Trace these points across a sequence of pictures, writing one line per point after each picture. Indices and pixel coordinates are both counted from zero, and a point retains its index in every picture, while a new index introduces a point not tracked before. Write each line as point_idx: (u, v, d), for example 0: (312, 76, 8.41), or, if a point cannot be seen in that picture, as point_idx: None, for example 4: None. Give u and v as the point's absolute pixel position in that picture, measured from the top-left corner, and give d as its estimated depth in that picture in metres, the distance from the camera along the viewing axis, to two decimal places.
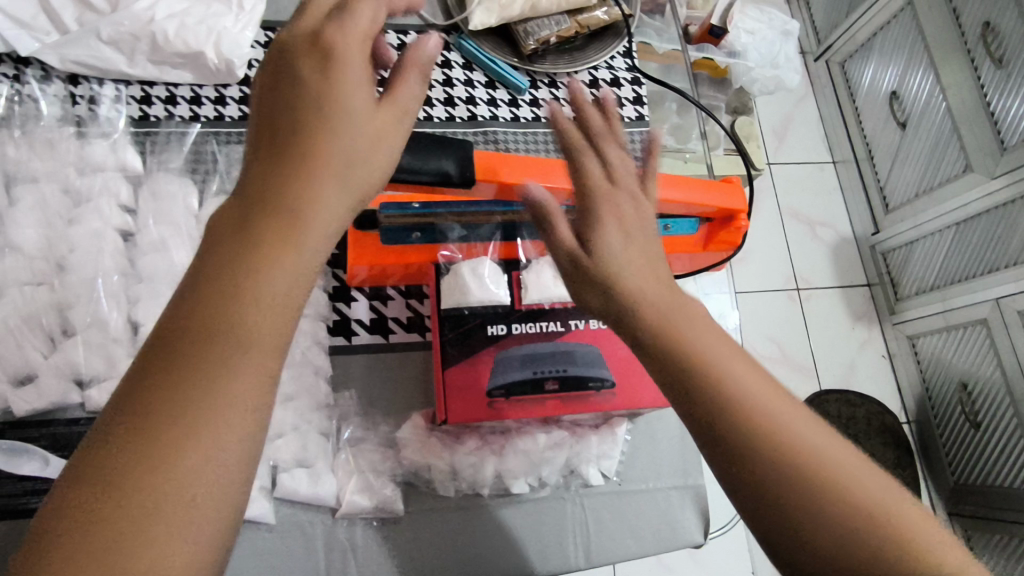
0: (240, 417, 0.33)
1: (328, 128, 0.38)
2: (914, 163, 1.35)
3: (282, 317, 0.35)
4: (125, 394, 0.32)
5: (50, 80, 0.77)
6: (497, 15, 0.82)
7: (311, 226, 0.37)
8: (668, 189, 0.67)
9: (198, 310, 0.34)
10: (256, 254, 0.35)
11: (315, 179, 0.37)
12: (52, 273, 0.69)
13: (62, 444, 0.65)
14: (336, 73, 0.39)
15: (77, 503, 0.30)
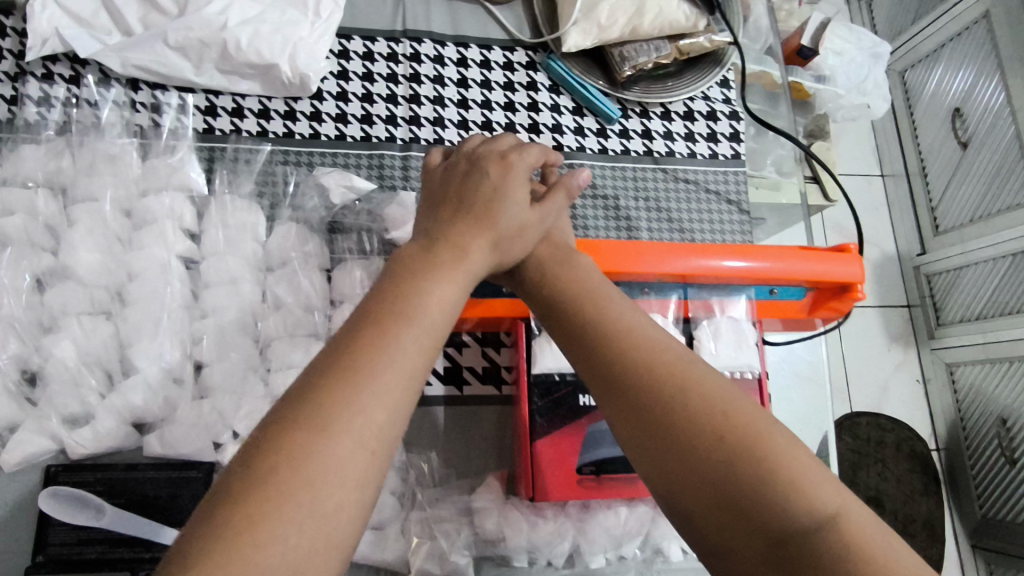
0: (380, 415, 0.37)
1: (500, 208, 0.48)
2: (973, 184, 1.27)
3: (431, 335, 0.41)
4: (315, 369, 0.38)
5: (109, 84, 0.71)
6: (595, 37, 0.75)
7: (460, 264, 0.44)
8: (762, 259, 0.64)
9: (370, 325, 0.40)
10: (417, 277, 0.42)
11: (482, 241, 0.46)
12: (111, 304, 0.65)
13: (118, 490, 0.61)
14: (510, 175, 0.51)
15: (246, 471, 0.34)
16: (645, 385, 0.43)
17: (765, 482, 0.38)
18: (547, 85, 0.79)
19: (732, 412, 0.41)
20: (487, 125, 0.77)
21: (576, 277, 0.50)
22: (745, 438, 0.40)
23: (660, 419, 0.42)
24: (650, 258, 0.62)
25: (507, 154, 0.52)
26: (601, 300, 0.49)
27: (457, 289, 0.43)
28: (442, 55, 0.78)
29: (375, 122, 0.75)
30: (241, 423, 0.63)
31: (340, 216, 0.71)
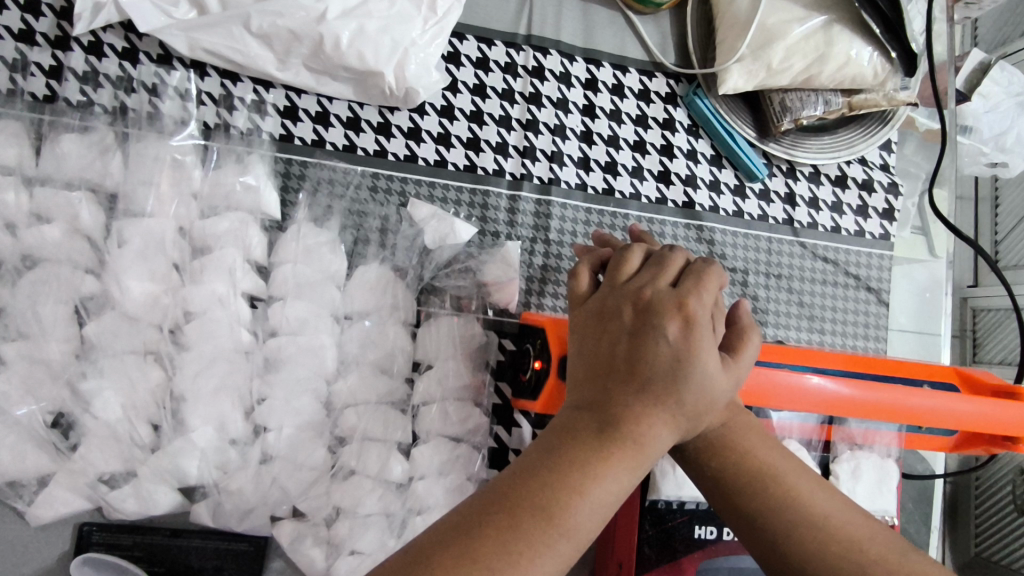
0: None
1: (683, 384, 0.39)
2: None
3: (575, 532, 0.36)
4: (449, 530, 0.35)
5: (171, 65, 0.58)
6: (759, 81, 0.62)
7: (622, 458, 0.38)
8: (941, 399, 0.54)
9: (523, 503, 0.36)
10: (577, 464, 0.37)
11: (656, 424, 0.39)
12: (163, 346, 0.55)
13: (158, 559, 0.54)
14: (699, 340, 0.40)
15: None
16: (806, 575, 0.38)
17: None
18: (685, 124, 0.67)
19: None
20: (611, 167, 0.65)
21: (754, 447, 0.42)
22: None
23: None
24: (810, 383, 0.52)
25: (686, 298, 0.42)
26: (766, 463, 0.42)
27: (622, 475, 0.38)
28: (570, 73, 0.65)
29: (483, 149, 0.63)
30: (304, 499, 0.56)
31: (438, 278, 0.60)
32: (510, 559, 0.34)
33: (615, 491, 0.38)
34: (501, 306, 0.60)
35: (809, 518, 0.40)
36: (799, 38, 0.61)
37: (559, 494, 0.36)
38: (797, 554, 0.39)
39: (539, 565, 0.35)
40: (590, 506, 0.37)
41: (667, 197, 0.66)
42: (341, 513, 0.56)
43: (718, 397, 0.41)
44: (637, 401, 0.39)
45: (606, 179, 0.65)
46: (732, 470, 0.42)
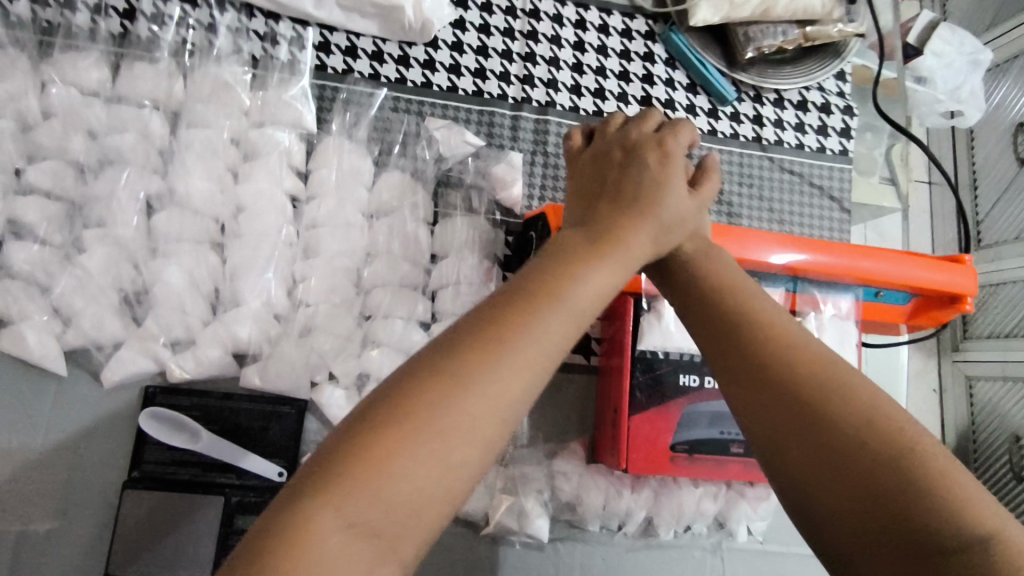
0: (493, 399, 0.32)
1: (661, 199, 0.46)
2: None
3: (571, 321, 0.36)
4: (455, 330, 0.34)
5: (225, 8, 0.69)
6: (724, 14, 0.72)
7: (609, 260, 0.41)
8: (890, 264, 0.62)
9: (518, 294, 0.36)
10: (570, 265, 0.38)
11: (639, 233, 0.44)
12: (219, 234, 0.63)
13: (213, 417, 0.62)
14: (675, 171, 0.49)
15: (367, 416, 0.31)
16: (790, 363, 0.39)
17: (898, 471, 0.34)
18: (663, 57, 0.77)
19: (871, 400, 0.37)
20: (599, 93, 0.75)
21: (723, 271, 0.46)
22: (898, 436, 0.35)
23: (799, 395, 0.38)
24: (778, 241, 0.61)
25: (664, 139, 0.51)
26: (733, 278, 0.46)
27: (608, 278, 0.40)
28: (562, 15, 0.75)
29: (489, 77, 0.73)
30: (341, 369, 0.64)
31: (454, 170, 0.69)
32: (507, 337, 0.33)
33: (605, 287, 0.39)
34: (506, 206, 0.69)
35: (797, 345, 0.40)
36: None
37: (556, 282, 0.37)
38: (783, 374, 0.39)
39: (534, 341, 0.34)
40: (585, 295, 0.37)
41: None
42: (370, 380, 0.64)
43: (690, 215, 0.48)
44: (623, 214, 0.44)
45: (596, 104, 0.75)
46: (707, 286, 0.45)
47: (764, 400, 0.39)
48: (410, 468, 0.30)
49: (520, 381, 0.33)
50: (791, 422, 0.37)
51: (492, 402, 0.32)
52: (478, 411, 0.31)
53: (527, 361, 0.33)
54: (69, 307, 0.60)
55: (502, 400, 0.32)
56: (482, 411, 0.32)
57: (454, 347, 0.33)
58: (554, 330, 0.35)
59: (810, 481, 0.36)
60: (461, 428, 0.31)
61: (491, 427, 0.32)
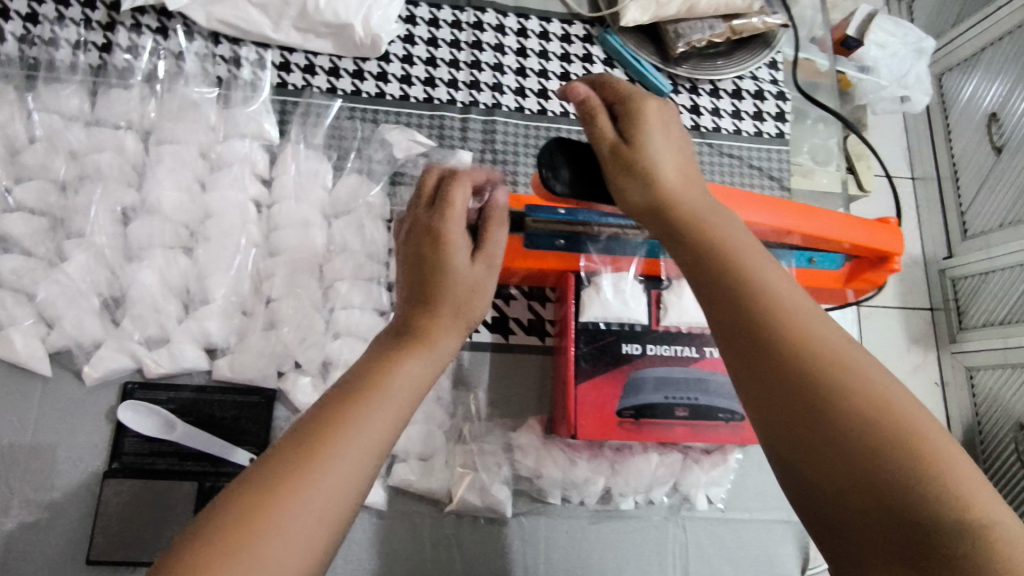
0: (330, 480, 0.39)
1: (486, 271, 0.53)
2: (1003, 192, 1.10)
3: (399, 404, 0.44)
4: (297, 432, 0.41)
5: (193, 37, 0.75)
6: (652, 13, 0.78)
7: (434, 342, 0.48)
8: (818, 222, 0.65)
9: (351, 395, 0.43)
10: (393, 356, 0.46)
11: (464, 314, 0.50)
12: (189, 239, 0.69)
13: (188, 409, 0.66)
14: (636, 151, 0.49)
15: (222, 513, 0.37)
16: (781, 342, 0.39)
17: (893, 451, 0.34)
18: (601, 58, 0.82)
19: (863, 382, 0.36)
20: (543, 93, 0.80)
21: (712, 235, 0.45)
22: (897, 416, 0.35)
23: (790, 375, 0.37)
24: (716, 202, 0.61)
25: (605, 138, 0.50)
26: (729, 242, 0.44)
27: (431, 363, 0.47)
28: (504, 25, 0.82)
29: (437, 85, 0.78)
30: (306, 358, 0.68)
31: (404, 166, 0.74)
32: (341, 426, 0.41)
33: (427, 372, 0.46)
34: None
35: (786, 322, 0.39)
36: None
37: (380, 376, 0.44)
38: (772, 354, 0.38)
39: (363, 426, 0.41)
40: (407, 379, 0.45)
41: None
42: (334, 367, 0.68)
43: (675, 180, 0.48)
44: (448, 290, 0.49)
45: (540, 103, 0.80)
46: (697, 253, 0.44)
47: (757, 381, 0.39)
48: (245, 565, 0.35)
49: (351, 474, 0.40)
50: (783, 406, 0.37)
51: (331, 495, 0.39)
52: (314, 494, 0.38)
53: (357, 458, 0.40)
54: (53, 312, 0.65)
55: (338, 478, 0.39)
56: (313, 504, 0.38)
57: (298, 444, 0.40)
58: (381, 415, 0.42)
59: (809, 461, 0.35)
60: (298, 521, 0.37)
61: (323, 516, 0.38)
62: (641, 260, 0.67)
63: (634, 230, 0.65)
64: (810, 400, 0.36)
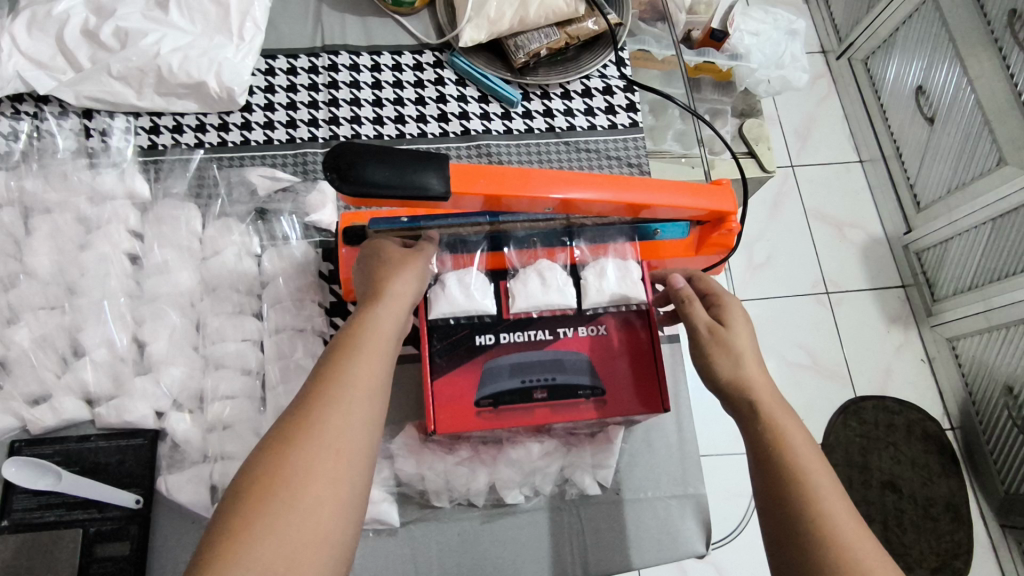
0: (337, 422, 0.46)
1: (418, 252, 0.61)
2: (945, 159, 1.22)
3: (377, 353, 0.51)
4: (297, 398, 0.47)
5: (67, 116, 0.81)
6: (487, 30, 0.83)
7: (394, 302, 0.55)
8: (651, 193, 0.66)
9: (333, 362, 0.49)
10: (365, 318, 0.53)
11: (407, 281, 0.58)
12: (64, 297, 0.72)
13: (73, 459, 0.67)
14: (725, 331, 0.58)
15: (252, 477, 0.43)
16: (777, 464, 0.50)
17: (822, 550, 0.45)
18: (453, 79, 0.88)
19: (812, 497, 0.48)
20: (400, 119, 0.85)
21: (762, 378, 0.55)
22: (835, 525, 0.46)
23: (772, 493, 0.49)
24: (543, 186, 0.62)
25: (689, 294, 0.62)
26: (760, 386, 0.55)
27: (395, 321, 0.54)
28: (358, 63, 0.87)
29: (299, 125, 0.83)
30: (185, 395, 0.70)
31: (269, 203, 0.79)
32: (335, 380, 0.48)
33: (393, 327, 0.54)
34: (321, 226, 0.77)
35: (795, 462, 0.50)
36: None
37: (356, 335, 0.51)
38: (775, 479, 0.49)
39: (352, 375, 0.48)
40: (380, 333, 0.52)
41: (448, 131, 0.85)
42: (210, 399, 0.70)
43: (748, 351, 0.57)
44: (397, 269, 0.58)
45: (398, 128, 0.84)
46: (733, 401, 0.55)
47: (766, 505, 0.50)
48: (282, 504, 0.41)
49: (352, 417, 0.46)
50: (777, 520, 0.48)
51: (341, 440, 0.45)
52: (326, 438, 0.45)
53: (354, 406, 0.47)
54: None
55: (346, 420, 0.46)
56: (328, 451, 0.44)
57: (299, 407, 0.46)
58: (361, 364, 0.49)
59: (773, 550, 0.48)
60: (319, 465, 0.43)
61: (335, 461, 0.44)
62: (484, 254, 0.70)
63: (470, 227, 0.69)
64: (779, 509, 0.48)
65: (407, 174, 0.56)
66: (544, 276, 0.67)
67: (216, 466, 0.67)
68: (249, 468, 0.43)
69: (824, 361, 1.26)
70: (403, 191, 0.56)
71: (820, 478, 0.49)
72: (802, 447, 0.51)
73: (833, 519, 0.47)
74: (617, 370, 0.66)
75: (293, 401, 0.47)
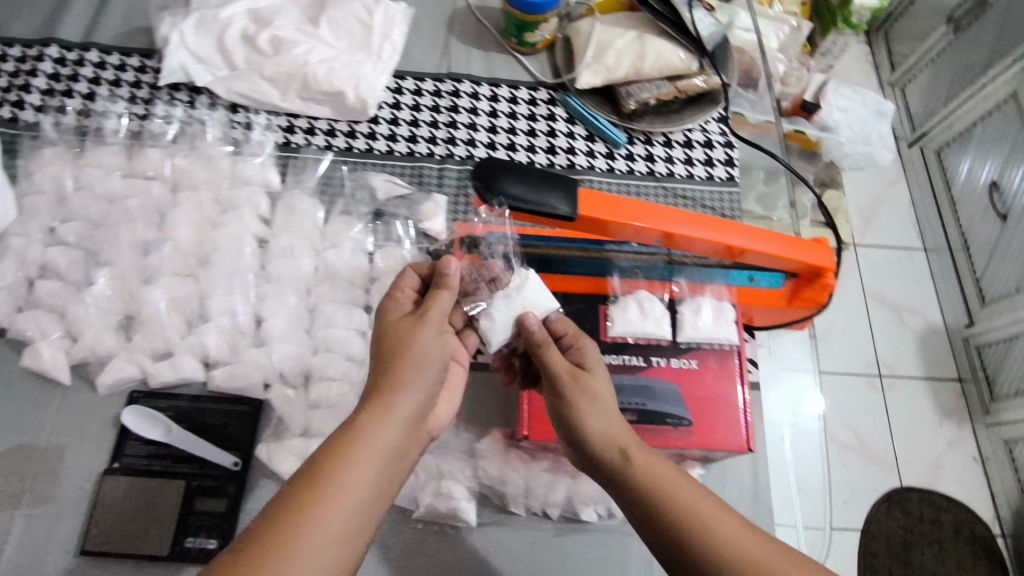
0: (324, 523, 0.44)
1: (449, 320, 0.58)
2: (1017, 258, 1.15)
3: (384, 445, 0.49)
4: (295, 481, 0.46)
5: (216, 107, 0.89)
6: (603, 76, 0.90)
7: (415, 383, 0.52)
8: (754, 239, 0.69)
9: (334, 455, 0.47)
10: (380, 399, 0.51)
11: (434, 357, 0.55)
12: (196, 267, 0.79)
13: (183, 416, 0.72)
14: (583, 372, 0.59)
15: (234, 559, 0.42)
16: (652, 503, 0.51)
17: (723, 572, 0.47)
18: (564, 117, 0.94)
19: (695, 522, 0.49)
20: (511, 147, 0.91)
21: (618, 419, 0.57)
22: (729, 543, 0.48)
23: (663, 537, 0.50)
24: (658, 219, 0.66)
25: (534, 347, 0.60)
26: (618, 429, 0.56)
27: (410, 405, 0.52)
28: (478, 92, 0.94)
29: (419, 141, 0.90)
30: (292, 371, 0.75)
31: (387, 207, 0.84)
32: (336, 469, 0.46)
33: (409, 412, 0.51)
34: (431, 233, 0.82)
35: (665, 497, 0.51)
36: (623, 46, 0.89)
37: (366, 421, 0.50)
38: (656, 522, 0.51)
39: (352, 469, 0.47)
40: (393, 421, 0.50)
41: (554, 162, 0.90)
42: (315, 379, 0.75)
43: (602, 392, 0.58)
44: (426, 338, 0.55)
45: (509, 155, 0.90)
46: (597, 453, 0.56)
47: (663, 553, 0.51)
48: None
49: (342, 517, 0.45)
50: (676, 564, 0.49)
51: (326, 540, 0.44)
52: (312, 535, 0.43)
53: (343, 505, 0.45)
54: (77, 328, 0.75)
55: (334, 517, 0.45)
56: (310, 552, 0.43)
57: (296, 494, 0.45)
58: (365, 460, 0.48)
59: None
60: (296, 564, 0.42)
61: (319, 560, 0.43)
62: (588, 279, 0.73)
63: (581, 251, 0.73)
64: (680, 555, 0.49)
65: (540, 194, 0.61)
66: (644, 305, 0.71)
67: (313, 442, 0.71)
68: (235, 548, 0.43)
69: (872, 445, 1.15)
70: (537, 208, 0.61)
71: (695, 499, 0.51)
72: (670, 471, 0.53)
73: (723, 536, 0.48)
74: (705, 404, 0.69)
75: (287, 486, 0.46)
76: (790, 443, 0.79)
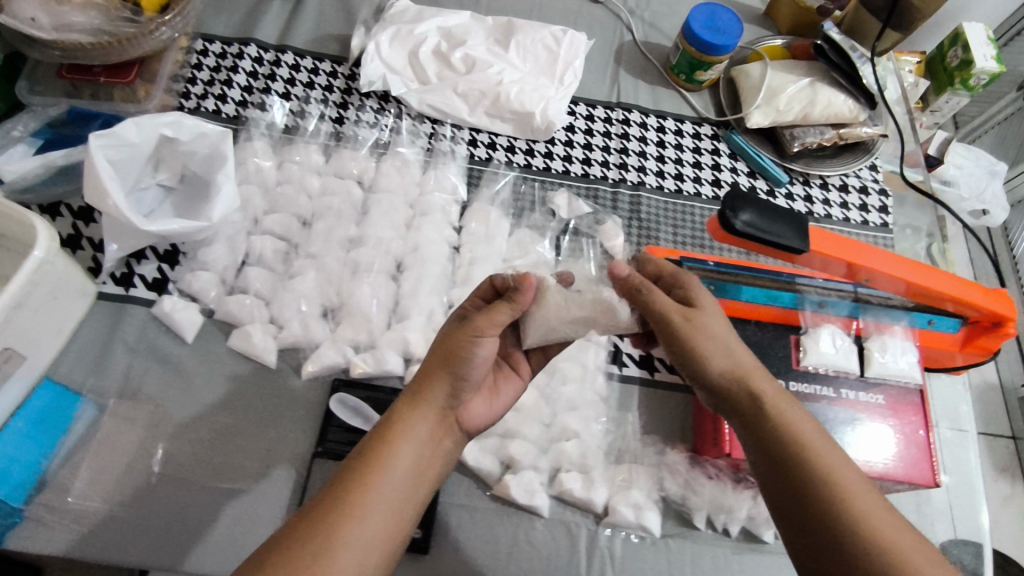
0: (354, 530, 0.49)
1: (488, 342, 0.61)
2: None
3: (407, 459, 0.54)
4: (327, 490, 0.51)
5: (403, 116, 0.94)
6: (773, 118, 0.94)
7: (432, 401, 0.56)
8: (944, 282, 0.72)
9: (358, 467, 0.52)
10: (404, 418, 0.55)
11: (463, 378, 0.58)
12: (394, 267, 0.83)
13: (383, 407, 0.75)
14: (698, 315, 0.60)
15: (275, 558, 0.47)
16: (786, 444, 0.54)
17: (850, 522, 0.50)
18: (728, 153, 0.99)
19: (832, 474, 0.52)
20: (679, 176, 0.95)
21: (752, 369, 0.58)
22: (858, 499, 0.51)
23: (797, 479, 0.53)
24: (865, 258, 0.70)
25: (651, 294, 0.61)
26: (754, 373, 0.58)
27: (429, 421, 0.56)
28: (647, 123, 0.99)
29: (593, 164, 0.94)
30: None
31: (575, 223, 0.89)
32: (361, 477, 0.51)
33: (427, 429, 0.56)
34: (610, 253, 0.86)
35: (803, 441, 0.54)
36: (795, 92, 0.94)
37: (385, 437, 0.54)
38: (790, 464, 0.53)
39: (379, 481, 0.52)
40: (413, 438, 0.54)
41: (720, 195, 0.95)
42: None
43: (727, 339, 0.59)
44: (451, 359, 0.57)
45: (677, 184, 0.95)
46: (727, 390, 0.58)
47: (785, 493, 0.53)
48: None
49: (376, 525, 0.50)
50: (800, 505, 0.52)
51: (359, 543, 0.49)
52: (347, 540, 0.48)
53: (374, 513, 0.51)
54: (284, 317, 0.79)
55: (364, 525, 0.50)
56: (341, 552, 0.48)
57: (325, 503, 0.50)
58: (390, 478, 0.52)
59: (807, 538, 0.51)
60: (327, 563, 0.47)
61: (355, 560, 0.48)
62: (778, 311, 0.78)
63: (774, 283, 0.78)
64: (819, 505, 0.51)
65: (769, 226, 0.65)
66: (835, 338, 0.76)
67: (512, 442, 0.75)
68: (272, 546, 0.48)
69: None
70: (766, 237, 0.65)
71: (830, 452, 0.54)
72: (801, 419, 0.56)
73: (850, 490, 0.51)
74: (892, 436, 0.72)
75: (317, 496, 0.51)
76: (951, 485, 0.81)
